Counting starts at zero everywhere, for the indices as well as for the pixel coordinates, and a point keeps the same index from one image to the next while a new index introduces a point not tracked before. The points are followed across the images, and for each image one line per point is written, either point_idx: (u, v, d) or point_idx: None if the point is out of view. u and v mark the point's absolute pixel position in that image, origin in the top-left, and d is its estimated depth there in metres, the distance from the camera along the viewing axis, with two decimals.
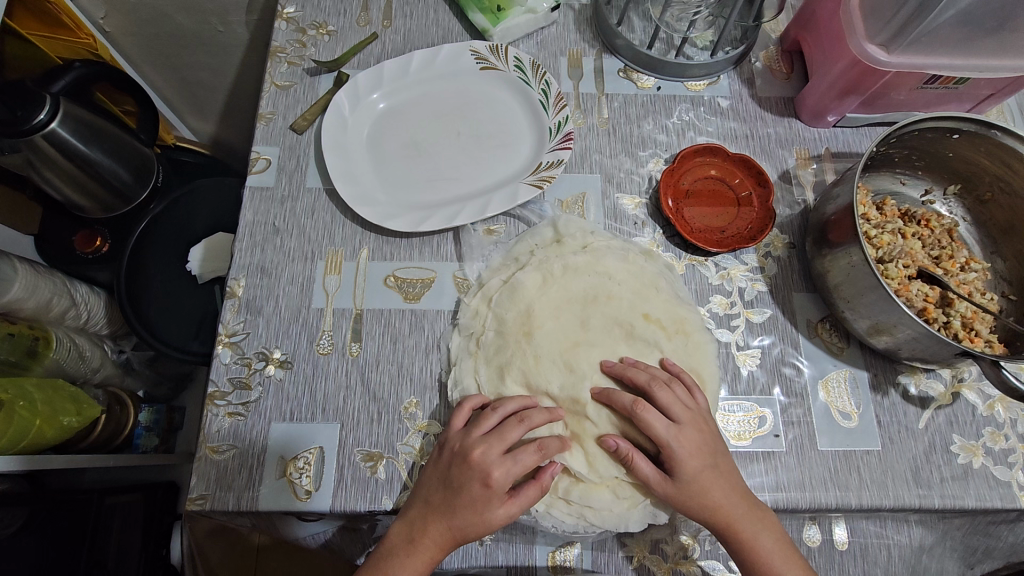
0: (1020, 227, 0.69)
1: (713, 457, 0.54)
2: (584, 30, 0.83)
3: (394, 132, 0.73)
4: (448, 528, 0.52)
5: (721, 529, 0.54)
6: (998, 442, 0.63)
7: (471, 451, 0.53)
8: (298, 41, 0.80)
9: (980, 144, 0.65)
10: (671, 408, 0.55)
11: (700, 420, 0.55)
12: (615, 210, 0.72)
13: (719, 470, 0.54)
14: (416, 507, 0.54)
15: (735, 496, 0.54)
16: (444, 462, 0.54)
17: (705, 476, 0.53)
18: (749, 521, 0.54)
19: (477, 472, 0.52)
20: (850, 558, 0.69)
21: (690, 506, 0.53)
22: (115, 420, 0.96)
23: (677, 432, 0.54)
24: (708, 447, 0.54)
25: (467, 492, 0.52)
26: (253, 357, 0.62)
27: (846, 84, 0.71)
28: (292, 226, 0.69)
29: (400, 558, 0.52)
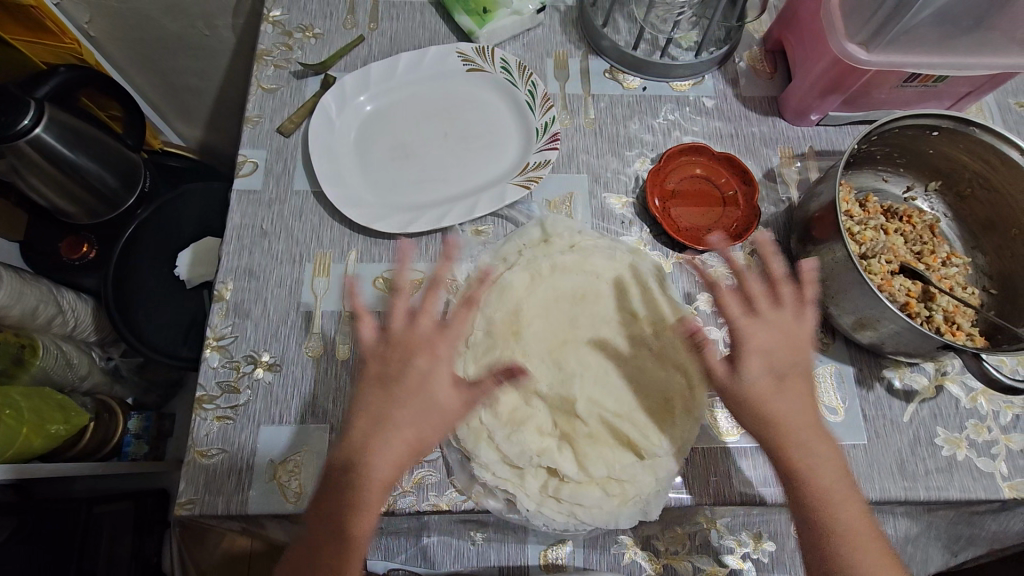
0: (1000, 222, 0.70)
1: (785, 368, 0.50)
2: (570, 31, 0.83)
3: (382, 132, 0.73)
4: (418, 431, 0.48)
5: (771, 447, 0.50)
6: (981, 434, 0.64)
7: (409, 338, 0.51)
8: (284, 44, 0.80)
9: (958, 140, 0.67)
10: (754, 303, 0.52)
11: (786, 326, 0.51)
12: (602, 210, 0.73)
13: (783, 382, 0.50)
14: (362, 420, 0.48)
15: (795, 416, 0.50)
16: (376, 367, 0.50)
17: (767, 381, 0.50)
18: (807, 447, 0.49)
19: (427, 352, 0.51)
20: None
21: (743, 408, 0.50)
22: (103, 427, 0.95)
23: (753, 326, 0.51)
24: (785, 352, 0.51)
25: (416, 369, 0.50)
26: (241, 360, 0.62)
27: (828, 83, 0.72)
28: (280, 228, 0.69)
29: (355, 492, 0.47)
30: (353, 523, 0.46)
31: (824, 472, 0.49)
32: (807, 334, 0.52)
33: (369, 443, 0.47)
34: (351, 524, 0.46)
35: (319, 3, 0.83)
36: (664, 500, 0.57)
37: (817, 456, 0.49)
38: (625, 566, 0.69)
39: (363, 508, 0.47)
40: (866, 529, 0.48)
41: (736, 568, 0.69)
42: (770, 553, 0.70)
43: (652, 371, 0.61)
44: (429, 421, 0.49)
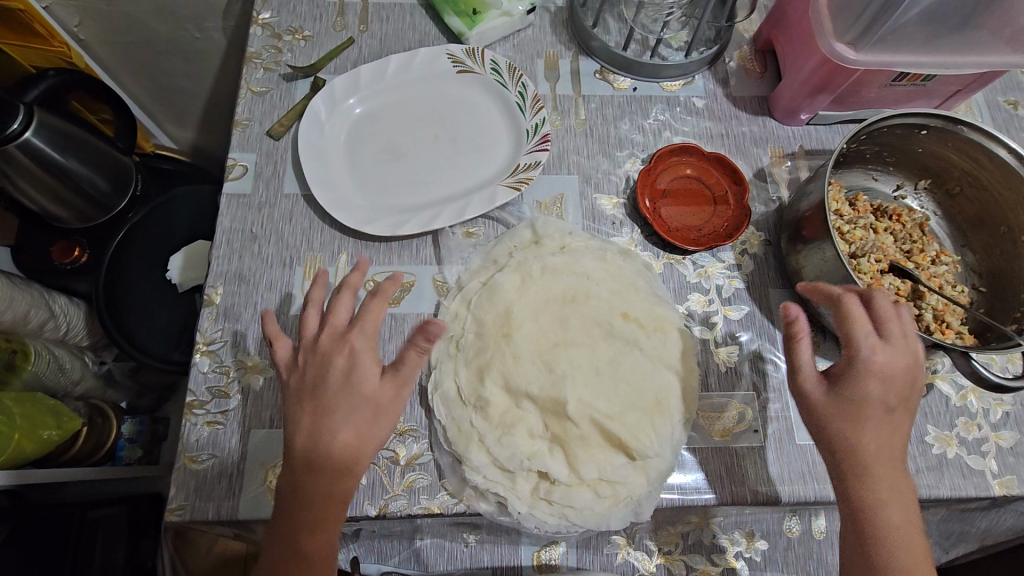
0: (989, 220, 0.70)
1: (894, 401, 0.50)
2: (560, 32, 0.83)
3: (372, 135, 0.73)
4: (358, 432, 0.50)
5: (848, 473, 0.49)
6: (971, 432, 0.64)
7: (320, 342, 0.54)
8: (273, 47, 0.79)
9: (947, 139, 0.67)
10: (888, 330, 0.51)
11: (909, 361, 0.50)
12: (593, 211, 0.73)
13: (888, 414, 0.49)
14: (299, 433, 0.50)
15: (887, 451, 0.49)
16: (301, 380, 0.52)
17: (870, 408, 0.49)
18: (886, 484, 0.49)
19: (346, 355, 0.52)
20: (828, 546, 0.71)
21: (829, 423, 0.50)
22: (97, 432, 0.95)
23: (879, 351, 0.50)
24: (899, 385, 0.50)
25: (336, 371, 0.52)
26: (232, 365, 0.62)
27: (817, 82, 0.72)
28: (270, 232, 0.68)
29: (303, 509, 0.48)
30: (306, 544, 0.48)
31: (893, 511, 0.48)
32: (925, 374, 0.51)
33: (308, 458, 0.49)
34: (301, 541, 0.48)
35: (309, 5, 0.83)
36: (655, 501, 0.58)
37: (893, 494, 0.49)
38: (618, 566, 0.69)
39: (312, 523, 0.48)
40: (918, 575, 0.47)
41: (729, 567, 0.70)
42: (762, 552, 0.70)
43: (642, 372, 0.61)
44: (365, 415, 0.51)
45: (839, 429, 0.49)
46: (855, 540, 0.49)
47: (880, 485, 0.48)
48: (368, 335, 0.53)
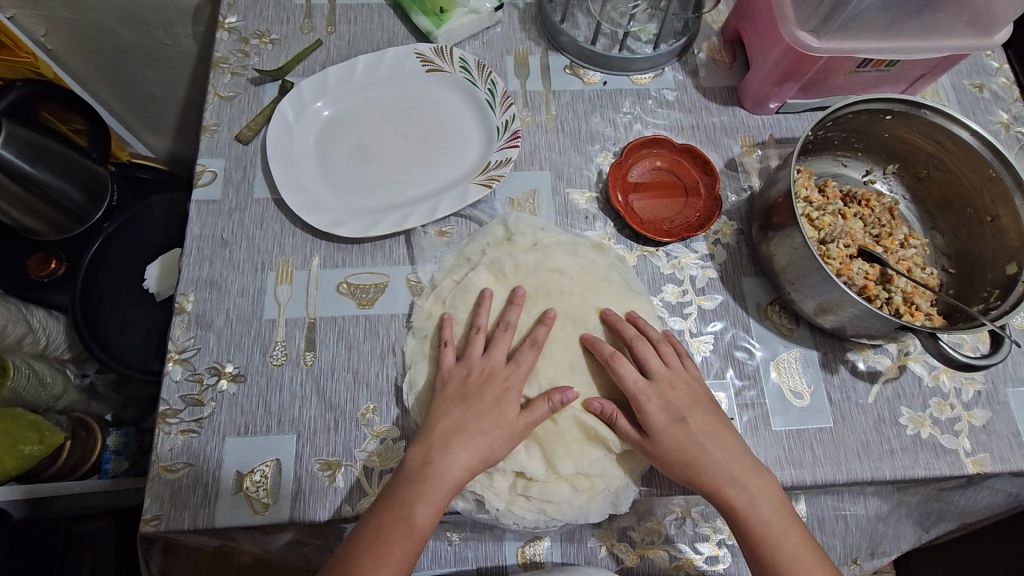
0: (956, 202, 0.71)
1: (689, 414, 0.56)
2: (529, 28, 0.83)
3: (340, 138, 0.73)
4: (488, 440, 0.54)
5: (707, 490, 0.54)
6: (944, 412, 0.65)
7: (487, 365, 0.58)
8: (240, 51, 0.79)
9: (912, 124, 0.68)
10: (645, 364, 0.58)
11: (676, 379, 0.58)
12: (566, 206, 0.73)
13: (696, 426, 0.56)
14: (442, 427, 0.55)
15: (723, 455, 0.55)
16: (456, 384, 0.57)
17: (679, 432, 0.55)
18: (741, 487, 0.54)
19: (504, 379, 0.57)
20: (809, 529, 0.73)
21: (669, 463, 0.55)
22: (81, 446, 0.96)
23: (652, 384, 0.57)
24: (684, 402, 0.57)
25: (493, 389, 0.56)
26: (205, 372, 0.61)
27: (784, 71, 0.72)
28: (240, 237, 0.68)
29: (423, 485, 0.51)
30: (416, 514, 0.50)
31: (764, 506, 0.53)
32: (695, 380, 0.59)
33: (445, 444, 0.53)
34: (413, 513, 0.50)
35: (275, 8, 0.82)
36: (633, 493, 0.58)
37: (753, 489, 0.54)
38: (602, 559, 0.69)
39: (426, 503, 0.51)
40: (809, 554, 0.53)
41: (712, 555, 0.70)
42: None
43: None
44: (494, 433, 0.54)
45: (677, 456, 0.55)
46: (746, 544, 0.54)
47: (736, 491, 0.54)
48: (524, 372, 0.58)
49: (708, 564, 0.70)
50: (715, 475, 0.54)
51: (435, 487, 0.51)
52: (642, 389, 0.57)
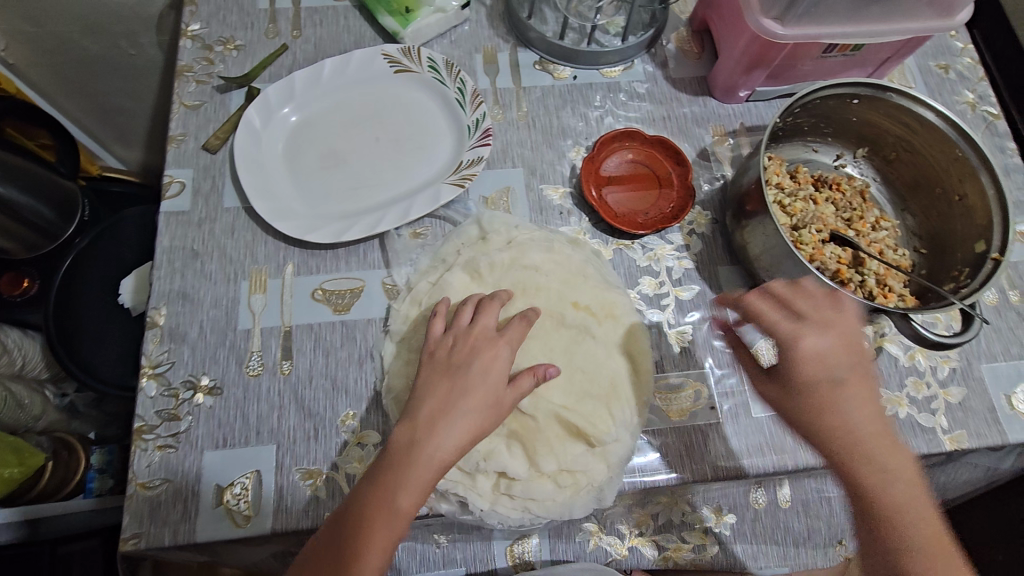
0: (924, 183, 0.72)
1: (846, 372, 0.49)
2: (497, 25, 0.83)
3: (310, 143, 0.72)
4: (475, 421, 0.51)
5: (834, 459, 0.49)
6: (920, 390, 0.66)
7: (471, 334, 0.56)
8: (205, 59, 0.78)
9: (879, 106, 0.68)
10: (796, 306, 0.51)
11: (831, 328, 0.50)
12: (541, 202, 0.73)
13: (842, 390, 0.49)
14: (426, 407, 0.52)
15: (863, 423, 0.48)
16: (442, 358, 0.54)
17: (822, 390, 0.49)
18: (879, 463, 0.48)
19: (485, 359, 0.54)
20: (793, 513, 0.74)
21: (805, 417, 0.49)
22: (63, 466, 0.93)
23: (809, 332, 0.49)
24: (840, 360, 0.49)
25: (482, 362, 0.54)
26: (180, 387, 0.60)
27: (751, 59, 0.72)
28: (212, 247, 0.67)
29: (407, 469, 0.49)
30: (398, 499, 0.48)
31: (897, 489, 0.47)
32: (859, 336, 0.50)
33: (432, 425, 0.50)
34: (397, 499, 0.48)
35: (239, 13, 0.81)
36: (617, 486, 0.58)
37: (889, 467, 0.48)
38: (591, 552, 0.70)
39: (407, 485, 0.48)
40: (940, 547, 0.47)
41: (699, 543, 0.71)
42: (732, 527, 0.71)
43: (595, 360, 0.61)
44: (480, 410, 0.52)
45: (812, 416, 0.48)
46: (866, 523, 0.48)
47: (868, 466, 0.48)
48: (515, 342, 0.56)
49: (697, 553, 0.71)
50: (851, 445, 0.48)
51: (416, 469, 0.49)
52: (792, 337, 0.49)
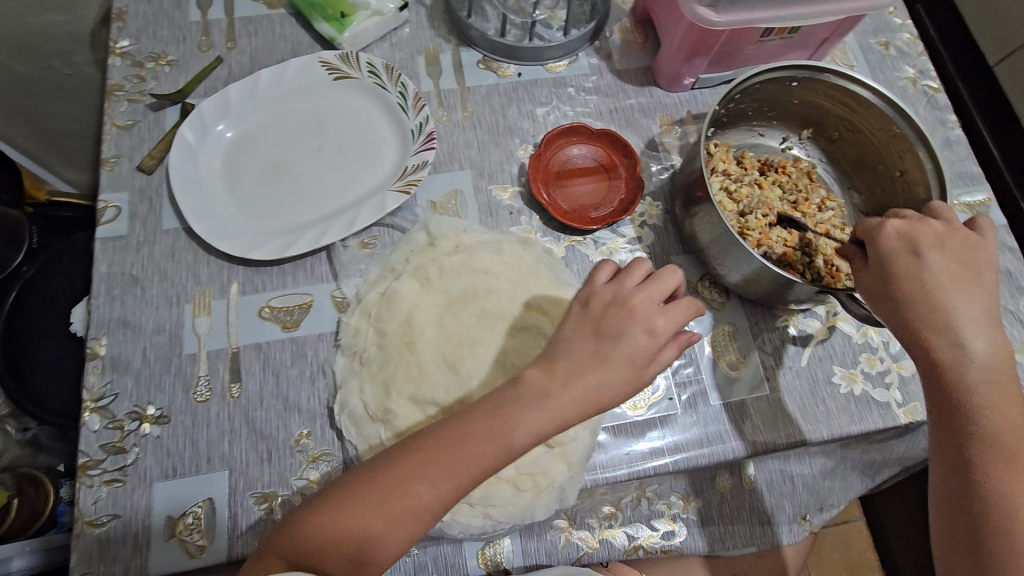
0: (867, 161, 0.73)
1: (961, 282, 0.50)
2: (438, 25, 0.81)
3: (251, 155, 0.70)
4: (610, 389, 0.46)
5: (910, 340, 0.50)
6: (874, 366, 0.67)
7: (631, 300, 0.47)
8: (135, 76, 0.75)
9: (816, 87, 0.69)
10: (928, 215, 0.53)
11: (969, 237, 0.52)
12: (489, 204, 0.72)
13: (937, 269, 0.50)
14: (565, 360, 0.46)
15: (961, 306, 0.49)
16: (595, 314, 0.48)
17: (954, 271, 0.50)
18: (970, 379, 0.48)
19: (632, 348, 0.46)
20: (757, 492, 0.75)
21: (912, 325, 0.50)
22: (29, 502, 0.86)
23: (926, 221, 0.52)
24: (964, 256, 0.51)
25: (631, 334, 0.46)
26: (125, 418, 0.58)
27: (691, 47, 0.72)
28: (152, 272, 0.65)
29: (534, 409, 0.44)
30: (516, 437, 0.44)
31: (975, 369, 0.48)
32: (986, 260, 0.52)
33: (566, 382, 0.45)
34: (515, 437, 0.44)
35: (169, 27, 0.78)
36: (578, 485, 0.59)
37: (969, 348, 0.48)
38: (563, 549, 0.68)
39: (526, 420, 0.44)
40: (1013, 434, 0.47)
41: (667, 530, 0.72)
42: (697, 510, 0.73)
43: None
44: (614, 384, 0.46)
45: (893, 288, 0.51)
46: (942, 405, 0.49)
47: (942, 343, 0.49)
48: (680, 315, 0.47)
49: (665, 539, 0.72)
50: (943, 322, 0.49)
51: (525, 407, 0.45)
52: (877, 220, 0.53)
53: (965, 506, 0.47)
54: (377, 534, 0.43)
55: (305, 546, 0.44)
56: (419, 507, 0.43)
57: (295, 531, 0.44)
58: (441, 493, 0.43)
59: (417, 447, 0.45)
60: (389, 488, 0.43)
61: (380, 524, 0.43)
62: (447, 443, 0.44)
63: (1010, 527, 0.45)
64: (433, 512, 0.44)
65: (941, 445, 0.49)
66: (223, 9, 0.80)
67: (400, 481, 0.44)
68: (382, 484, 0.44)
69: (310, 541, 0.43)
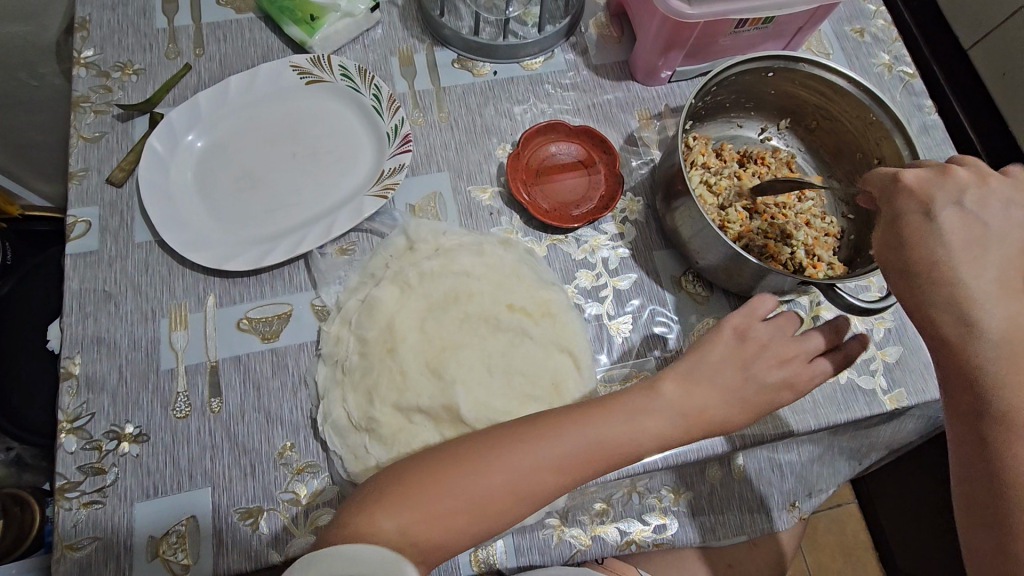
0: (846, 149, 0.73)
1: (984, 244, 0.47)
2: (411, 25, 0.80)
3: (225, 165, 0.69)
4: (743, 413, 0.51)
5: (921, 313, 0.49)
6: (858, 354, 0.67)
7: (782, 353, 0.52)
8: (101, 87, 0.73)
9: (792, 77, 0.69)
10: (950, 169, 0.50)
11: (997, 189, 0.49)
12: (469, 205, 0.71)
13: (949, 232, 0.48)
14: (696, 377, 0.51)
15: (976, 272, 0.47)
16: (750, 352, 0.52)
17: (970, 232, 0.48)
18: (986, 349, 0.45)
19: (777, 392, 0.52)
20: (746, 483, 0.75)
21: (925, 294, 0.48)
22: (15, 524, 0.83)
23: (945, 177, 0.49)
24: (987, 213, 0.48)
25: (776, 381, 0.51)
26: (103, 438, 0.57)
27: (666, 40, 0.71)
28: (126, 287, 0.63)
29: (667, 415, 0.50)
30: (646, 437, 0.49)
31: (991, 342, 0.45)
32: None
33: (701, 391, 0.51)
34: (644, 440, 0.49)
35: (134, 35, 0.76)
36: None
37: (980, 320, 0.46)
38: (556, 549, 0.67)
39: (654, 421, 0.49)
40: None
41: (659, 525, 0.71)
42: (688, 503, 0.73)
43: (534, 361, 0.60)
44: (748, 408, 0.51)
45: (902, 257, 0.50)
46: (957, 379, 0.47)
47: (949, 316, 0.47)
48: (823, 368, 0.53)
49: (657, 533, 0.71)
50: (950, 293, 0.47)
51: (652, 415, 0.49)
52: (893, 180, 0.51)
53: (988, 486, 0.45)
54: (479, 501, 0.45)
55: (408, 518, 0.44)
56: (535, 491, 0.46)
57: (379, 498, 0.45)
58: (561, 480, 0.47)
59: (541, 434, 0.47)
60: (516, 468, 0.46)
61: (499, 502, 0.45)
62: (573, 435, 0.47)
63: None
64: (547, 496, 0.47)
65: (957, 424, 0.47)
66: (190, 15, 0.78)
67: (524, 464, 0.46)
68: (506, 464, 0.46)
69: (416, 514, 0.44)
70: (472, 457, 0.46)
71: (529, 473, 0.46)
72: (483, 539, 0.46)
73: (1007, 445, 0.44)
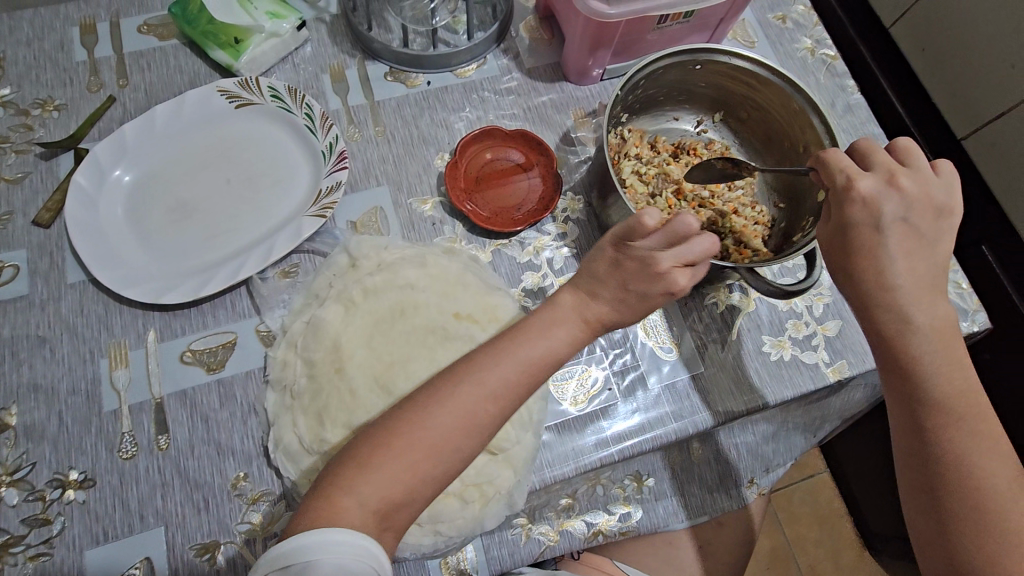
0: (774, 138, 0.76)
1: (916, 241, 0.52)
2: (340, 41, 0.79)
3: (157, 197, 0.68)
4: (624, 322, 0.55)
5: (863, 310, 0.53)
6: (800, 331, 0.69)
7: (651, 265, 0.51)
8: (22, 126, 0.71)
9: (718, 70, 0.71)
10: (897, 175, 0.51)
11: (936, 193, 0.52)
12: (411, 217, 0.71)
13: (893, 242, 0.51)
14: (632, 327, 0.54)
15: (908, 279, 0.51)
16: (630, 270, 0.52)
17: (908, 239, 0.51)
18: (926, 348, 0.51)
19: None
20: (707, 465, 0.78)
21: (866, 298, 0.52)
22: None
23: (893, 188, 0.51)
24: (924, 221, 0.51)
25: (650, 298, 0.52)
26: (46, 488, 0.56)
27: (592, 40, 0.72)
28: (61, 330, 0.62)
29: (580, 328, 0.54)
30: (563, 350, 0.52)
31: (921, 340, 0.51)
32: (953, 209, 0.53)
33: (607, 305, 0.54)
34: (564, 352, 0.52)
35: (54, 70, 0.74)
36: (526, 488, 0.59)
37: (916, 322, 0.51)
38: (524, 548, 0.68)
39: (567, 333, 0.53)
40: (961, 401, 0.50)
41: (624, 513, 0.73)
42: (652, 489, 0.75)
43: None
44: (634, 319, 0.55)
45: (848, 265, 0.53)
46: (894, 373, 0.52)
47: (887, 314, 0.51)
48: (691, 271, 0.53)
49: (622, 521, 0.73)
50: (894, 300, 0.51)
51: (561, 326, 0.53)
52: (846, 184, 0.51)
53: (926, 470, 0.51)
54: (428, 453, 0.45)
55: (370, 491, 0.44)
56: (482, 423, 0.48)
57: (327, 479, 0.45)
58: (502, 406, 0.48)
59: (474, 371, 0.49)
60: (460, 406, 0.47)
61: (450, 442, 0.46)
62: (503, 362, 0.49)
63: (963, 483, 0.49)
64: (492, 425, 0.48)
65: (898, 415, 0.53)
66: (111, 45, 0.76)
67: (466, 402, 0.47)
68: (451, 409, 0.47)
69: (376, 483, 0.44)
70: (414, 412, 0.47)
71: (472, 409, 0.47)
72: (446, 481, 0.47)
73: (944, 433, 0.50)
